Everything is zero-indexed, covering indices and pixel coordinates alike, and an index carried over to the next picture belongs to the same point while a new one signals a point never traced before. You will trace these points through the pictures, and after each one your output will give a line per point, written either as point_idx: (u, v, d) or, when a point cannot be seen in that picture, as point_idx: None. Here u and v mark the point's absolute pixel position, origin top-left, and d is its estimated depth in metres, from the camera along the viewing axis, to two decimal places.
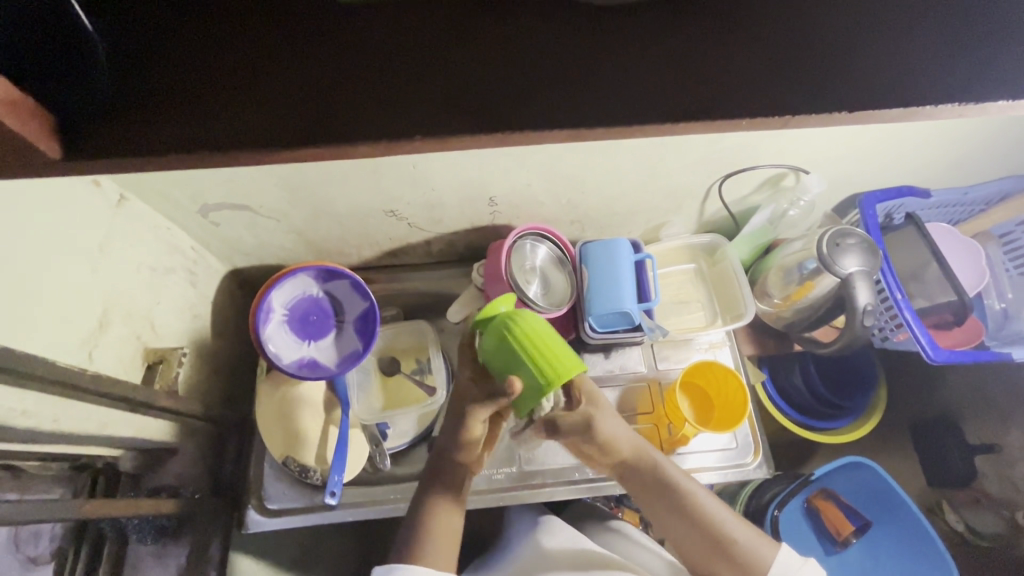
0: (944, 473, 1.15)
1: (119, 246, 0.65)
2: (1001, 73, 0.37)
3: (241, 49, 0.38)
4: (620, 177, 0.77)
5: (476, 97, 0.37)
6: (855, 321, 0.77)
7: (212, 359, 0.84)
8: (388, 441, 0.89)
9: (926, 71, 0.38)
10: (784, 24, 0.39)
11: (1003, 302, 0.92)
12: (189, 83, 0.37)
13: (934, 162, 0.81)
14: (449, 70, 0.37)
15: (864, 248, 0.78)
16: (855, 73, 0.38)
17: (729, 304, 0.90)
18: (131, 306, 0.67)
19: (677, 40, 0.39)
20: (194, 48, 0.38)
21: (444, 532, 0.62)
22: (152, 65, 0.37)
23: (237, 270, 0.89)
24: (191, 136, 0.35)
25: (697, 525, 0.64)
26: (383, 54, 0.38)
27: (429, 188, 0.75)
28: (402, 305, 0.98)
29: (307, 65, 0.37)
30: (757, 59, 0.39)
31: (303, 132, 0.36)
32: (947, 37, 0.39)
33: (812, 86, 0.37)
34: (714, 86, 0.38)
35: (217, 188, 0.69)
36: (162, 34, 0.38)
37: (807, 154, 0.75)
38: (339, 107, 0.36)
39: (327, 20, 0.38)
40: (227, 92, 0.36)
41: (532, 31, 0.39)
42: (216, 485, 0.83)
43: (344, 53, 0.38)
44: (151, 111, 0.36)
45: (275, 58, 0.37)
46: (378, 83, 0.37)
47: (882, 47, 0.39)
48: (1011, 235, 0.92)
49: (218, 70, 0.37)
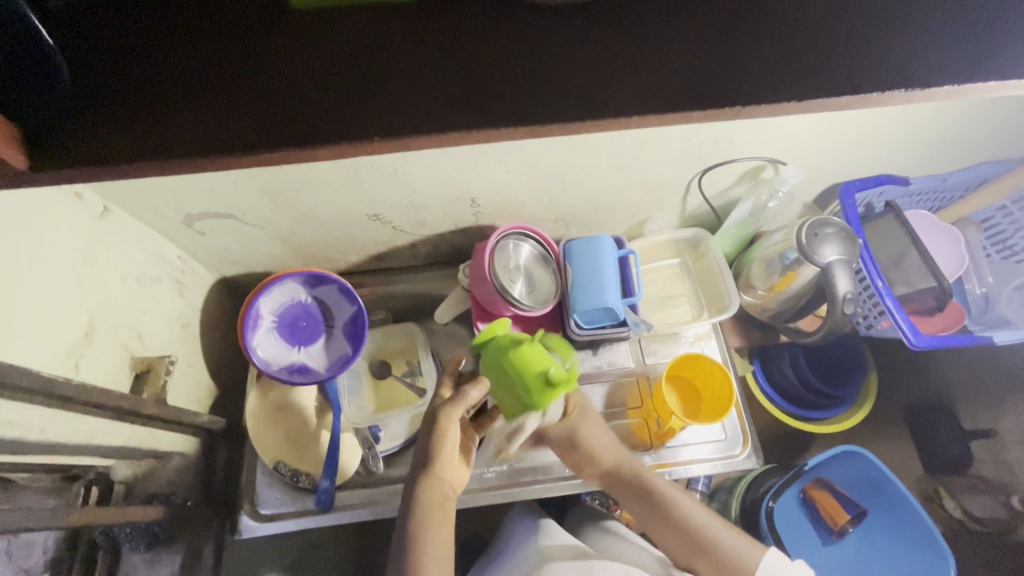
0: (941, 460, 1.16)
1: (103, 255, 0.66)
2: (977, 58, 0.37)
3: (203, 61, 0.38)
4: (600, 175, 0.78)
5: (439, 97, 0.37)
6: (836, 310, 0.78)
7: (201, 367, 0.85)
8: (381, 444, 0.89)
9: (911, 55, 0.38)
10: (755, 12, 0.39)
11: (983, 287, 0.94)
12: (151, 94, 0.37)
13: (910, 151, 0.82)
14: (412, 70, 0.38)
15: (842, 237, 0.78)
16: (837, 60, 0.37)
17: (714, 297, 0.91)
18: (116, 316, 0.68)
19: (650, 31, 0.39)
20: (156, 61, 0.38)
21: (437, 545, 0.62)
22: (116, 77, 0.38)
23: (224, 279, 0.89)
24: (151, 146, 0.36)
25: (679, 528, 0.68)
26: (340, 61, 0.38)
27: (411, 191, 0.76)
28: (391, 308, 0.99)
29: (267, 73, 0.38)
30: (735, 48, 0.38)
31: (265, 139, 0.36)
32: (928, 25, 0.38)
33: (778, 73, 0.37)
34: (688, 75, 0.37)
35: (199, 197, 0.70)
36: (126, 48, 0.39)
37: (784, 145, 0.76)
38: (297, 112, 0.37)
39: (287, 30, 0.39)
40: (188, 100, 0.37)
41: (493, 29, 0.39)
42: (209, 493, 0.83)
43: (305, 60, 0.38)
44: (115, 124, 0.37)
45: (234, 68, 0.38)
46: (339, 89, 0.37)
47: (846, 33, 0.38)
48: (991, 220, 0.93)
49: (176, 78, 0.38)
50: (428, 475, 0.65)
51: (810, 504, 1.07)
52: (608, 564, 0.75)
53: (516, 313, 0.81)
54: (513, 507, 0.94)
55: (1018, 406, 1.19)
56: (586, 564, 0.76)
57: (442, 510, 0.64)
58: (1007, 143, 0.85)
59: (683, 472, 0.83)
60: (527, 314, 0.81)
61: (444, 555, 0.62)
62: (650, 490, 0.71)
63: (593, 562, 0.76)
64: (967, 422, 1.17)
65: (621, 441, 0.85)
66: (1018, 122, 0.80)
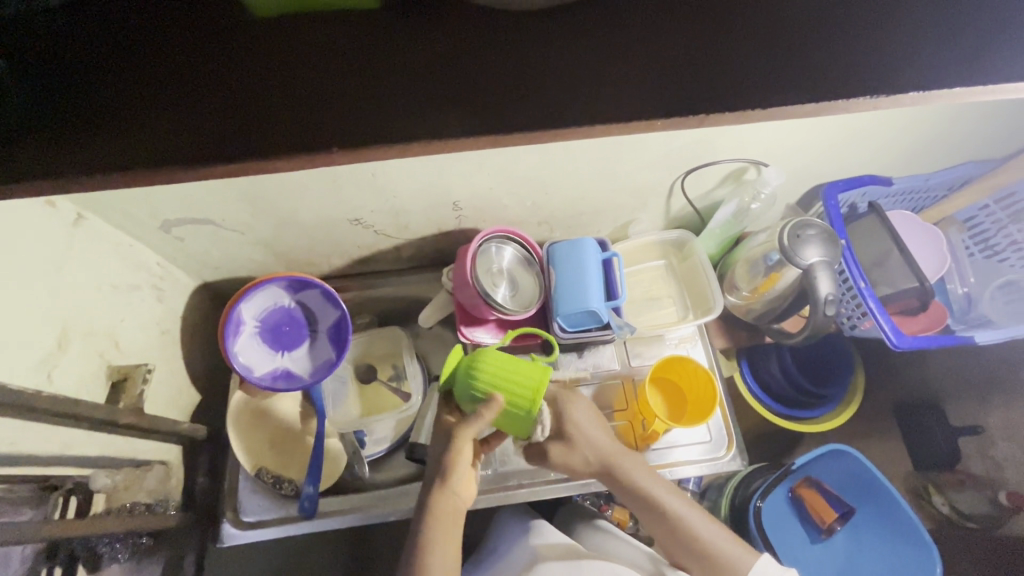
0: (930, 456, 1.17)
1: (77, 263, 0.65)
2: (946, 62, 0.37)
3: (175, 69, 0.38)
4: (583, 178, 0.78)
5: (410, 104, 0.36)
6: (817, 311, 0.78)
7: (182, 374, 0.84)
8: (367, 448, 0.90)
9: (882, 60, 0.37)
10: (727, 21, 0.39)
11: (966, 287, 0.95)
12: (107, 109, 0.37)
13: (893, 152, 0.82)
14: (374, 79, 0.37)
15: (824, 238, 0.78)
16: (806, 68, 0.37)
17: (698, 298, 0.91)
18: (90, 324, 0.67)
19: (619, 38, 0.39)
20: (120, 74, 0.38)
21: (444, 553, 0.62)
22: (69, 90, 0.38)
23: (206, 284, 0.88)
24: (108, 161, 0.36)
25: (673, 527, 0.68)
26: (300, 69, 0.38)
27: (391, 195, 0.75)
28: (376, 312, 0.99)
29: (225, 84, 0.37)
30: (706, 57, 0.38)
31: (242, 148, 0.36)
32: (899, 31, 0.39)
33: (748, 80, 0.37)
34: (660, 81, 0.37)
35: (173, 202, 0.69)
36: (98, 60, 0.39)
37: (766, 148, 0.76)
38: (257, 125, 0.36)
39: (246, 40, 0.39)
40: (162, 110, 0.37)
41: (466, 34, 0.39)
42: (191, 500, 0.82)
43: (262, 68, 0.38)
44: (88, 135, 0.36)
45: (190, 79, 0.38)
46: (312, 96, 0.37)
47: (816, 37, 0.38)
48: (974, 220, 0.94)
49: (133, 92, 0.37)
50: (439, 489, 0.63)
51: (798, 502, 1.07)
52: (602, 563, 0.75)
53: (498, 317, 0.80)
54: (503, 511, 0.94)
55: (1003, 402, 1.20)
56: (576, 564, 0.75)
57: (454, 523, 0.63)
58: (989, 143, 0.85)
59: (668, 474, 0.84)
60: (510, 318, 0.81)
61: (448, 560, 0.63)
62: (648, 491, 0.68)
63: (583, 561, 0.75)
64: (955, 418, 1.18)
65: None
66: (1000, 123, 0.80)
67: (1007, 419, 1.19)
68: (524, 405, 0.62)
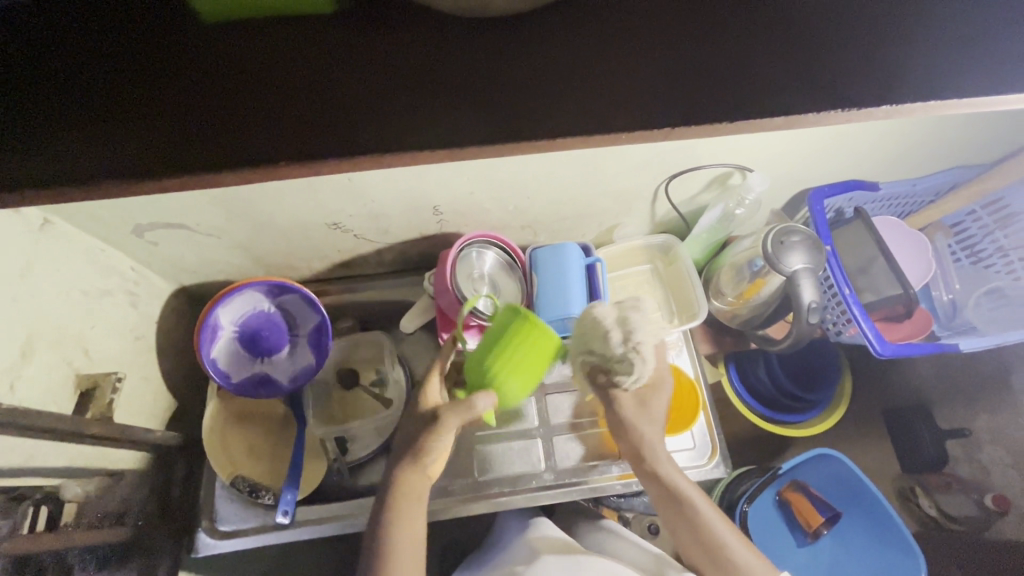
0: (918, 459, 1.16)
1: (43, 270, 0.63)
2: (878, 82, 0.41)
3: (135, 76, 0.41)
4: (566, 183, 0.76)
5: (360, 107, 0.40)
6: (801, 319, 0.77)
7: (156, 380, 0.82)
8: (348, 456, 0.88)
9: (823, 81, 0.41)
10: (679, 46, 0.42)
11: (951, 293, 0.95)
12: (83, 118, 0.39)
13: (881, 158, 0.81)
14: (334, 88, 0.40)
15: (809, 245, 0.78)
16: (756, 89, 0.40)
17: (683, 304, 0.90)
18: (57, 332, 0.65)
19: (580, 61, 0.42)
20: (97, 88, 0.40)
21: (413, 539, 0.61)
22: (46, 101, 0.40)
23: (183, 288, 0.87)
24: (80, 169, 0.38)
25: (689, 523, 0.66)
26: (267, 78, 0.41)
27: (370, 200, 0.74)
28: (359, 316, 0.97)
29: (196, 94, 0.40)
30: (664, 78, 0.41)
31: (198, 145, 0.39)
32: (842, 55, 0.42)
33: (701, 98, 0.40)
34: (617, 101, 0.40)
35: (144, 207, 0.67)
36: (75, 72, 0.41)
37: (751, 154, 0.74)
38: (229, 135, 0.39)
39: (214, 48, 0.42)
40: (125, 115, 0.40)
41: (413, 44, 0.42)
42: (165, 508, 0.81)
43: (232, 76, 0.41)
44: (58, 143, 0.39)
45: (164, 89, 0.40)
46: (263, 95, 0.40)
47: (758, 66, 0.41)
48: (961, 225, 0.94)
49: (111, 104, 0.40)
50: (405, 470, 0.63)
51: (785, 506, 1.07)
52: (596, 558, 0.74)
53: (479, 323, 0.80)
54: (502, 514, 0.94)
55: (990, 405, 1.20)
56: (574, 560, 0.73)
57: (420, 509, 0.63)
58: (979, 149, 0.83)
59: None
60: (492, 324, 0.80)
61: (416, 549, 0.61)
62: (670, 483, 0.67)
63: (581, 559, 0.73)
64: (943, 421, 1.18)
65: (588, 451, 0.85)
66: (989, 132, 0.79)
67: (994, 422, 1.19)
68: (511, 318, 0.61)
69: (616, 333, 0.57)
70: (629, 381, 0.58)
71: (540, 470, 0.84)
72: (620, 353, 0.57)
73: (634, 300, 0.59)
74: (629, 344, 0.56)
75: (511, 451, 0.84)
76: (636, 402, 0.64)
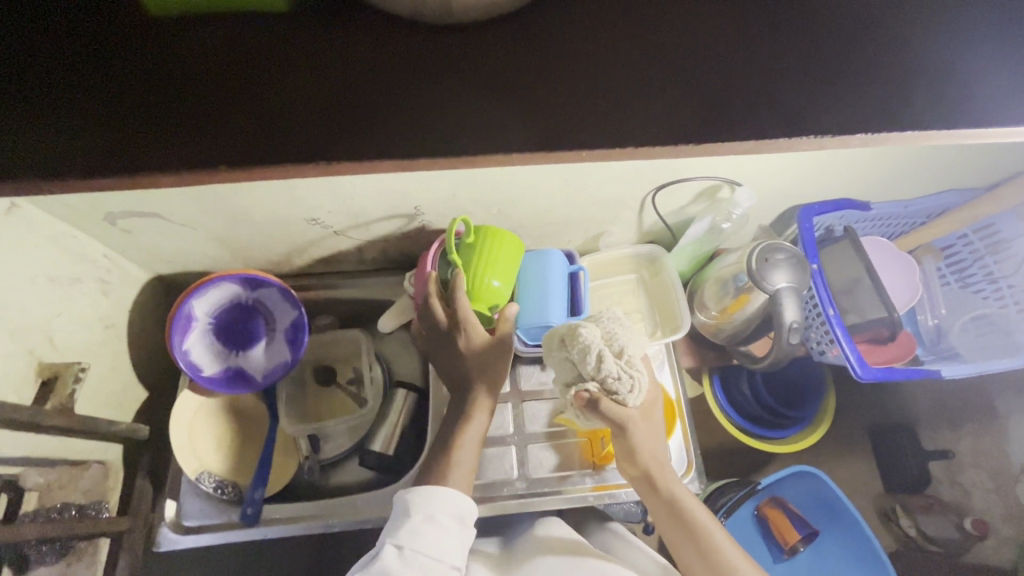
0: (901, 480, 1.15)
1: (8, 257, 0.62)
2: (850, 111, 0.44)
3: (119, 74, 0.45)
4: (550, 189, 0.75)
5: (300, 114, 0.44)
6: (780, 337, 0.76)
7: (125, 371, 0.81)
8: (322, 454, 0.88)
9: (798, 111, 0.44)
10: (665, 70, 0.45)
11: (936, 318, 0.94)
12: (94, 119, 0.43)
13: (873, 179, 0.79)
14: (321, 93, 0.44)
15: (794, 264, 0.76)
16: (736, 112, 0.44)
17: (667, 316, 0.88)
18: (20, 320, 0.65)
19: (572, 82, 0.45)
20: (106, 91, 0.44)
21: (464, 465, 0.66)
22: (60, 102, 0.43)
23: (158, 278, 0.85)
24: (95, 168, 0.42)
25: (693, 539, 0.66)
26: (260, 80, 0.44)
27: (349, 198, 0.72)
28: (339, 312, 0.96)
29: (196, 97, 0.44)
30: (648, 103, 0.44)
31: (149, 140, 0.43)
32: (817, 86, 0.45)
33: (684, 121, 0.44)
34: (603, 123, 0.44)
35: (116, 198, 0.65)
36: (85, 76, 0.44)
37: (740, 169, 0.73)
38: (229, 138, 0.43)
39: (210, 52, 0.45)
40: (124, 114, 0.44)
41: (361, 51, 0.45)
42: (129, 501, 0.80)
43: (227, 79, 0.44)
44: (70, 142, 0.43)
45: (168, 93, 0.44)
46: (211, 92, 0.44)
47: (731, 95, 0.44)
48: (952, 248, 0.92)
49: (119, 106, 0.44)
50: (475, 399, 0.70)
51: (762, 522, 1.06)
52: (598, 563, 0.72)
53: None
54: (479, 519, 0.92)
55: (976, 428, 1.19)
56: (575, 562, 0.72)
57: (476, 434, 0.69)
58: (976, 174, 0.81)
59: (625, 496, 0.81)
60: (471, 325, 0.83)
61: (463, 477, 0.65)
62: (676, 499, 0.66)
63: (582, 561, 0.72)
64: (927, 443, 1.17)
65: (563, 461, 0.83)
66: (986, 158, 0.77)
67: (978, 445, 1.18)
68: (484, 239, 0.73)
69: (611, 351, 0.62)
70: (630, 395, 0.62)
71: (513, 477, 0.83)
72: (617, 371, 0.61)
73: (614, 320, 0.65)
74: (624, 358, 0.62)
75: (484, 458, 0.83)
76: (635, 418, 0.63)
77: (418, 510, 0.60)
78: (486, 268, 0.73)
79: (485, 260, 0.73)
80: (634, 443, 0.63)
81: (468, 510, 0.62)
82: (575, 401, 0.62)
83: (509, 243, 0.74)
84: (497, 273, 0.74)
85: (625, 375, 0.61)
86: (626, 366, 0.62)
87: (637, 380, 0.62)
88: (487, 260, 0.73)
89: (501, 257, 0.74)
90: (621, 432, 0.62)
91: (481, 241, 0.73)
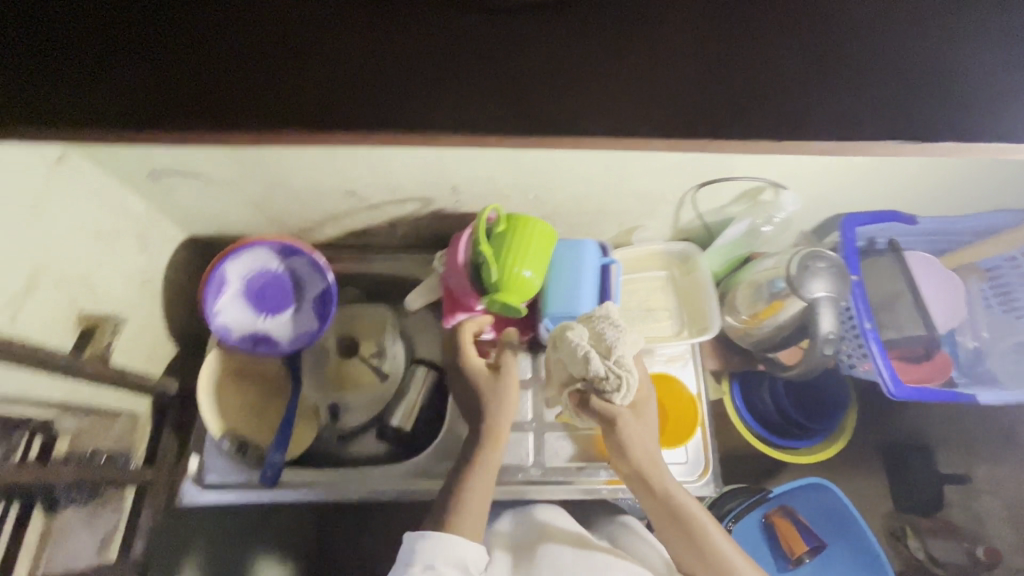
0: (915, 501, 1.13)
1: (58, 206, 0.63)
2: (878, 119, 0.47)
3: (190, 14, 0.48)
4: (590, 178, 0.74)
5: (364, 70, 0.48)
6: (817, 346, 0.80)
7: (157, 327, 0.83)
8: (341, 423, 0.90)
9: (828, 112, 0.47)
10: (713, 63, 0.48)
11: (977, 341, 0.90)
12: (165, 56, 0.47)
13: (924, 191, 0.77)
14: (381, 51, 0.48)
15: (835, 273, 0.77)
16: (770, 107, 0.47)
17: (695, 316, 0.87)
18: (65, 269, 0.66)
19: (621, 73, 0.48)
20: (178, 29, 0.48)
21: (477, 506, 0.68)
22: (138, 39, 0.48)
23: (193, 238, 0.86)
24: (168, 103, 0.47)
25: (691, 541, 0.65)
26: (324, 32, 0.48)
27: (388, 172, 0.72)
28: (365, 286, 0.96)
29: (260, 41, 0.48)
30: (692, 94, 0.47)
31: (214, 85, 0.47)
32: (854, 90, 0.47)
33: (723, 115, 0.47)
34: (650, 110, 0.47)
35: (163, 155, 0.66)
36: (158, 14, 0.48)
37: (788, 170, 0.71)
38: (291, 80, 0.47)
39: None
40: (191, 53, 0.47)
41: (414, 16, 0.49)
42: (153, 453, 0.82)
43: (292, 26, 0.48)
44: (143, 79, 0.47)
45: (233, 36, 0.48)
46: (277, 38, 0.48)
47: (769, 91, 0.48)
48: (997, 270, 0.89)
49: (187, 44, 0.48)
50: (488, 445, 0.72)
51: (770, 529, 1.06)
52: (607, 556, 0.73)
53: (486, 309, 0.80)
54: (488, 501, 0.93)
55: (998, 455, 1.16)
56: (585, 555, 0.73)
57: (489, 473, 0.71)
58: None
59: None
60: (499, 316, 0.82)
61: (476, 519, 0.67)
62: (670, 497, 0.66)
63: (592, 555, 0.73)
64: (945, 467, 1.15)
65: (578, 451, 0.84)
66: None
67: (998, 473, 1.15)
68: (518, 228, 0.73)
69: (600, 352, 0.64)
70: (617, 394, 0.65)
71: (527, 463, 0.83)
72: (606, 371, 0.64)
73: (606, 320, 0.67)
74: (613, 358, 0.64)
75: None
76: (623, 415, 0.66)
77: (418, 560, 0.62)
78: (519, 256, 0.72)
79: (518, 248, 0.72)
80: (622, 438, 0.66)
81: (472, 552, 0.64)
82: (570, 400, 0.68)
83: (543, 232, 0.74)
84: (529, 262, 0.72)
85: (612, 376, 0.64)
86: (616, 366, 0.64)
87: (626, 381, 0.65)
88: (520, 248, 0.72)
89: (534, 246, 0.73)
90: (610, 427, 0.66)
91: (515, 228, 0.73)
